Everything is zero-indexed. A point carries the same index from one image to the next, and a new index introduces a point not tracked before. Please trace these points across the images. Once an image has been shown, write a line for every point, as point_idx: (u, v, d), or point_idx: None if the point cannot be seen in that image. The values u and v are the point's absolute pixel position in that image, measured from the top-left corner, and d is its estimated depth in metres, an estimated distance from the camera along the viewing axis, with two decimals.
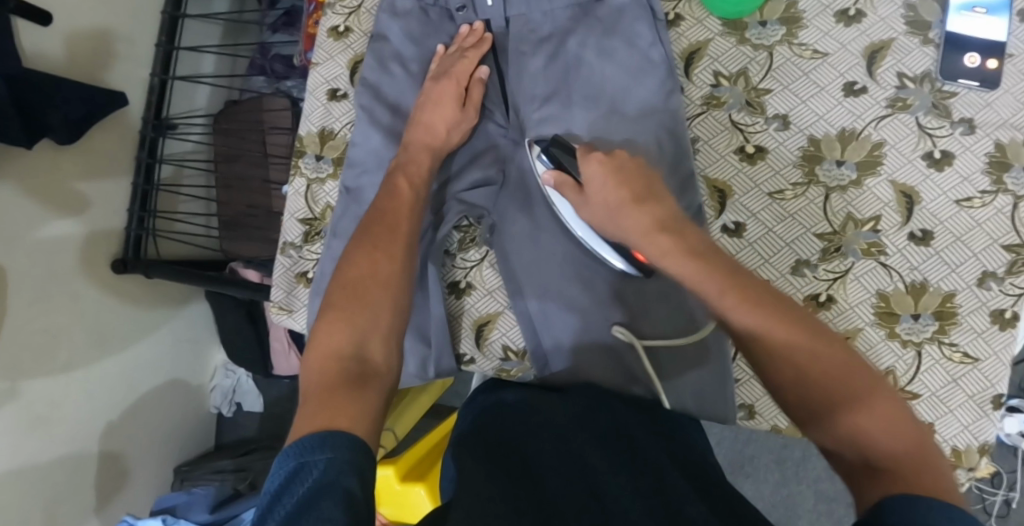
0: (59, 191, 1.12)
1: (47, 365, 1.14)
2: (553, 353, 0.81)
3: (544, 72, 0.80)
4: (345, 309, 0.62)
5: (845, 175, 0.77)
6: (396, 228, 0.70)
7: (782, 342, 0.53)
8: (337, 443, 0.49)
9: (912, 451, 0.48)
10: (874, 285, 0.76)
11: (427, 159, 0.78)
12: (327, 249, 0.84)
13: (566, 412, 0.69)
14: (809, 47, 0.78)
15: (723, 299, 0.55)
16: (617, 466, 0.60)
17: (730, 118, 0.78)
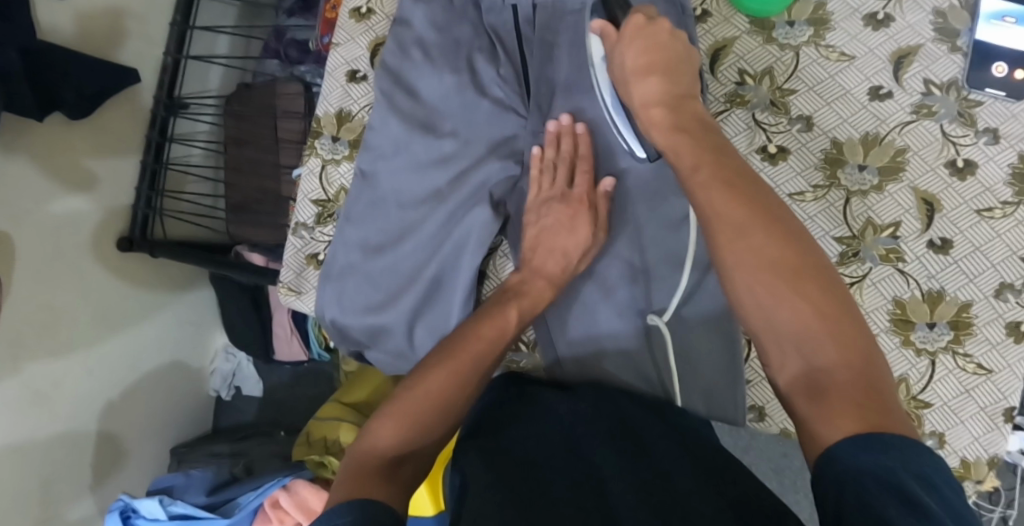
0: (68, 165, 1.11)
1: (50, 341, 1.13)
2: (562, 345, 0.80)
3: (581, 96, 0.78)
4: (409, 399, 0.62)
5: (867, 179, 0.76)
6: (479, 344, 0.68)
7: (754, 250, 0.51)
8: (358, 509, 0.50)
9: (860, 377, 0.46)
10: (891, 292, 0.76)
11: (548, 292, 0.74)
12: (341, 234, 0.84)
13: (578, 409, 0.68)
14: (836, 49, 0.77)
15: (708, 204, 0.54)
16: (623, 458, 0.60)
17: (754, 117, 0.77)
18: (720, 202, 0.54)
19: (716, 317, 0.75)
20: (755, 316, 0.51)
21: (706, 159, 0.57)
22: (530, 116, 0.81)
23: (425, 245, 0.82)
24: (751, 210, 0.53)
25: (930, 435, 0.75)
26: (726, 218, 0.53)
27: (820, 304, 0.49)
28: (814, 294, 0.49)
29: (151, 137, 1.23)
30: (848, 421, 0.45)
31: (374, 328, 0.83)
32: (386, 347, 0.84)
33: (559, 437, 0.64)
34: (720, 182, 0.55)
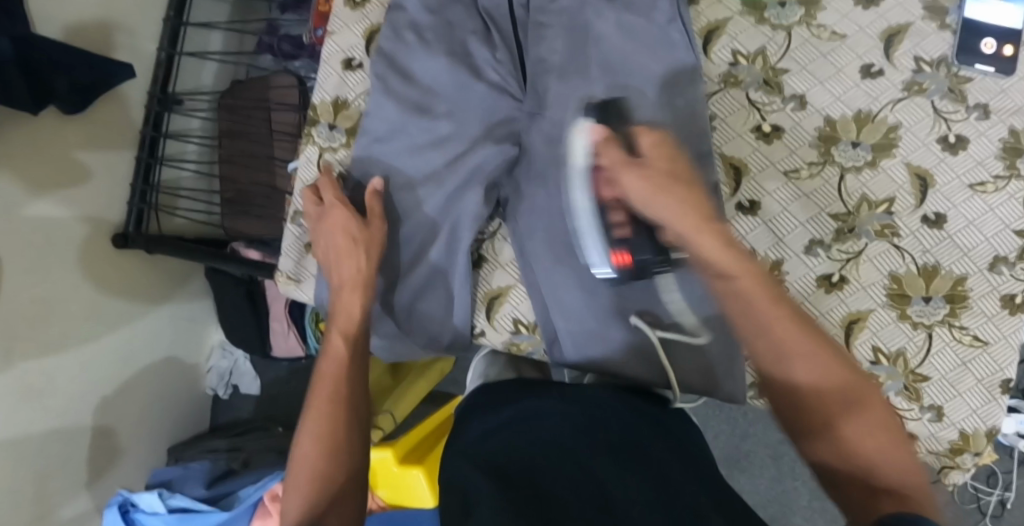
0: (60, 158, 1.11)
1: (45, 335, 1.12)
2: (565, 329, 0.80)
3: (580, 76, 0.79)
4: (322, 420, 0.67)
5: (860, 156, 0.77)
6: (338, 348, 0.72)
7: (815, 370, 0.54)
8: None
9: (910, 473, 0.51)
10: (886, 267, 0.76)
11: (359, 304, 0.76)
12: None
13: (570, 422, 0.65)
14: (828, 28, 0.78)
15: (780, 330, 0.55)
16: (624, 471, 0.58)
17: (748, 97, 0.78)
18: (778, 326, 0.55)
19: (711, 297, 0.77)
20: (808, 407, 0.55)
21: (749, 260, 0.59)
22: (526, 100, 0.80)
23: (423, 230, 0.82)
24: (805, 324, 0.56)
25: (929, 408, 0.76)
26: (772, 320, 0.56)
27: (876, 415, 0.54)
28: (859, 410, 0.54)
29: (146, 133, 1.24)
30: (903, 505, 0.48)
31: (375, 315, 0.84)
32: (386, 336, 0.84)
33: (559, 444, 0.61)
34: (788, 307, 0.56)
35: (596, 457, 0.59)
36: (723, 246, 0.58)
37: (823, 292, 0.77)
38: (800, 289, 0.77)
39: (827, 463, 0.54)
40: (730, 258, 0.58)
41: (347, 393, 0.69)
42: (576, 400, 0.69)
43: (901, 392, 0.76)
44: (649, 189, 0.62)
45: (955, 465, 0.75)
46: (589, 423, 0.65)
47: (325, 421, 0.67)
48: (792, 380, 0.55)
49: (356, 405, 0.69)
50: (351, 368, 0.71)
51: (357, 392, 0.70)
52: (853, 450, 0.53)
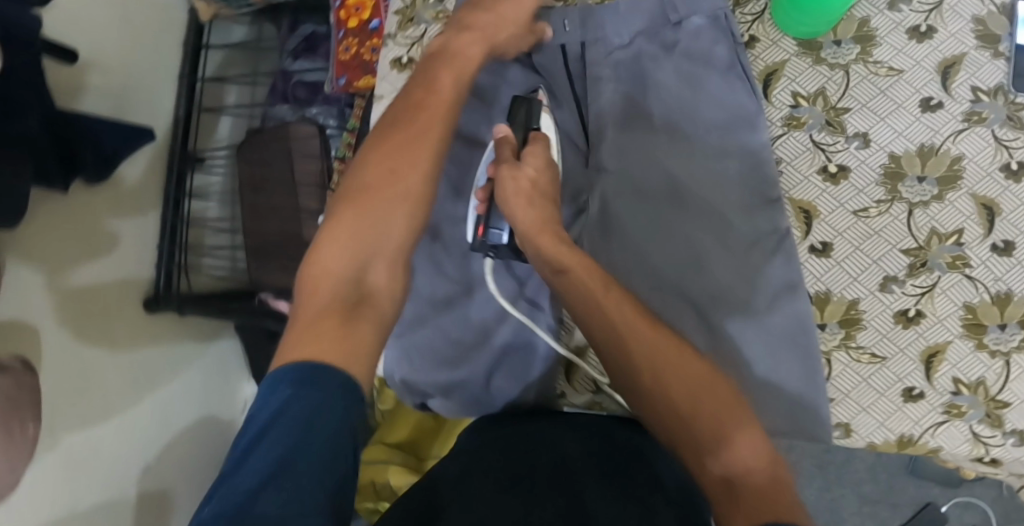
0: (88, 227, 1.08)
1: (85, 407, 1.09)
2: None
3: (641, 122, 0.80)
4: (371, 214, 0.65)
5: (927, 190, 0.78)
6: (416, 141, 0.69)
7: (691, 395, 0.62)
8: (316, 386, 0.54)
9: (773, 485, 0.56)
10: (961, 298, 0.77)
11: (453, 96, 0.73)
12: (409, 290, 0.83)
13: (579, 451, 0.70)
14: (885, 64, 0.78)
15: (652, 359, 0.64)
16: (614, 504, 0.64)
17: (812, 139, 0.78)
18: (662, 361, 0.64)
19: (795, 343, 0.76)
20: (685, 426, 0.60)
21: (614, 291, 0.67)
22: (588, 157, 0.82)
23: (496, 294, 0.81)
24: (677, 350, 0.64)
25: (1012, 434, 0.77)
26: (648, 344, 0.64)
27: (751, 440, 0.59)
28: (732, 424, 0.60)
29: (169, 193, 1.21)
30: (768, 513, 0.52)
31: (450, 384, 0.83)
32: (462, 404, 0.83)
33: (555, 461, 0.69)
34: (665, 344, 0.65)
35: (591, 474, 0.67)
36: (558, 248, 0.69)
37: (901, 328, 0.77)
38: (879, 326, 0.77)
39: (707, 470, 0.58)
40: (583, 267, 0.68)
41: (406, 195, 0.67)
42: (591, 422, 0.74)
43: (983, 419, 0.77)
44: (514, 195, 0.72)
45: None
46: (603, 444, 0.71)
47: (381, 215, 0.66)
48: (675, 411, 0.61)
49: (414, 213, 0.68)
50: (423, 175, 0.68)
51: (417, 208, 0.68)
52: (726, 464, 0.58)
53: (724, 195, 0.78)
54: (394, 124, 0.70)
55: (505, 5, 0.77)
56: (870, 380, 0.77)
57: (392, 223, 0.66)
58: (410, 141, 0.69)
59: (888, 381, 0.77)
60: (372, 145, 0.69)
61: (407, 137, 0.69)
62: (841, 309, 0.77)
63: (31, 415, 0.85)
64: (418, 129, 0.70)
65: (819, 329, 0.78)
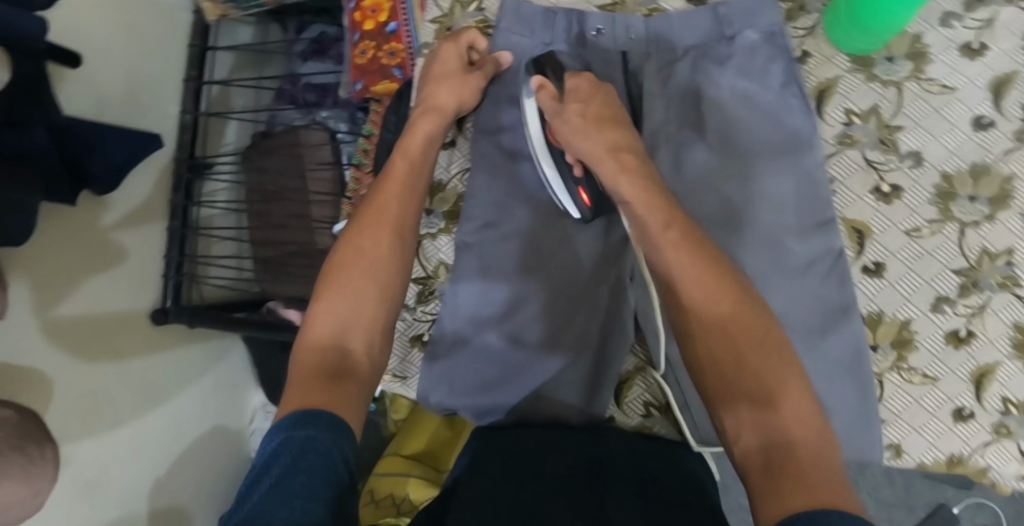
0: (97, 240, 1.03)
1: (94, 427, 1.04)
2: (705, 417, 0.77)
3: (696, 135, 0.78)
4: (354, 276, 0.70)
5: (978, 210, 0.77)
6: (387, 220, 0.74)
7: (733, 349, 0.58)
8: (310, 427, 0.57)
9: (815, 453, 0.52)
10: (1012, 318, 0.77)
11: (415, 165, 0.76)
12: (452, 312, 0.80)
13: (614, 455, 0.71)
14: (938, 82, 0.77)
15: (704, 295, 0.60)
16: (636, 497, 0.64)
17: (864, 157, 0.77)
18: (715, 309, 0.59)
19: (844, 364, 0.76)
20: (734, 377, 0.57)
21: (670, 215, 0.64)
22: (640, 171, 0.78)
23: (545, 315, 0.78)
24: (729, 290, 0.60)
25: None
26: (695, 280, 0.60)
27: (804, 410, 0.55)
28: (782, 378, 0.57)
29: (176, 202, 1.15)
30: (806, 494, 0.49)
31: (493, 407, 0.79)
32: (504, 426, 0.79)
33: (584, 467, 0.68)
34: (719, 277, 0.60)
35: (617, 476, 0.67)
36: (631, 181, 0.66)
37: (952, 348, 0.77)
38: (930, 347, 0.77)
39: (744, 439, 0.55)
40: (643, 200, 0.65)
41: (382, 265, 0.72)
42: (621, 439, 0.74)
43: None
44: (590, 128, 0.70)
45: None
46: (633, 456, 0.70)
47: (359, 288, 0.70)
48: (719, 363, 0.58)
49: (390, 281, 0.72)
50: (397, 247, 0.73)
51: (393, 279, 0.72)
52: (771, 429, 0.54)
53: (778, 216, 0.76)
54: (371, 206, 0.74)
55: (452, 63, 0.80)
56: (920, 401, 0.77)
57: (369, 293, 0.70)
58: (383, 219, 0.73)
59: (939, 401, 0.77)
60: (353, 225, 0.73)
61: (382, 216, 0.73)
62: (894, 330, 0.77)
63: (45, 438, 0.81)
64: (393, 208, 0.74)
65: (872, 350, 0.77)
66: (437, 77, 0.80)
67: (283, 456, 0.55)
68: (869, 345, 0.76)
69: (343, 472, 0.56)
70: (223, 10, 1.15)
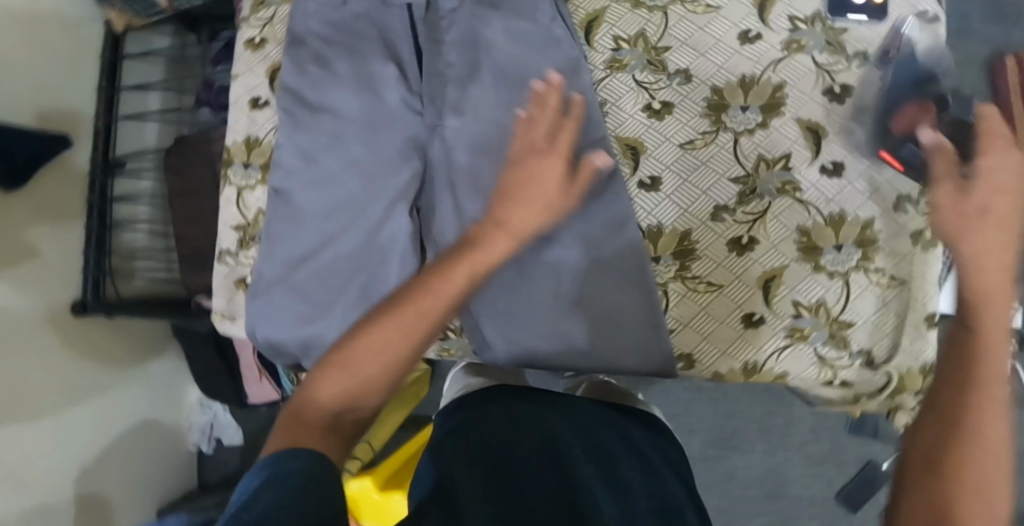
0: (10, 240, 1.12)
1: (14, 414, 1.11)
2: (496, 335, 0.81)
3: (475, 73, 0.82)
4: (384, 343, 0.63)
5: (751, 119, 0.79)
6: (425, 311, 0.65)
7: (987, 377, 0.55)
8: (288, 463, 0.52)
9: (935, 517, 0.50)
10: (795, 222, 0.78)
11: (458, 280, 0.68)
12: (266, 255, 0.85)
13: (585, 421, 0.72)
14: (702, 3, 0.81)
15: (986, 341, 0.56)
16: (600, 463, 0.65)
17: (634, 78, 0.80)
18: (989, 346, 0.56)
19: (631, 277, 0.78)
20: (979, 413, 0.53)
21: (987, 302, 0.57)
22: (426, 112, 0.83)
23: (350, 252, 0.83)
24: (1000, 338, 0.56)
25: (859, 354, 0.77)
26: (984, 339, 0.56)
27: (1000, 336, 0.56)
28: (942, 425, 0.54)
29: (92, 201, 1.26)
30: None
31: (309, 338, 0.84)
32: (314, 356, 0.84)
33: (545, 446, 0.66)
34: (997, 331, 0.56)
35: (576, 446, 0.66)
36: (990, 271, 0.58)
37: (735, 255, 0.78)
38: (713, 255, 0.78)
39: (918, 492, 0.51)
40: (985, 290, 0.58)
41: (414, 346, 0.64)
42: (578, 415, 0.72)
43: (828, 341, 0.77)
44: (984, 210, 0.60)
45: (897, 406, 0.78)
46: (587, 436, 0.69)
47: (371, 368, 0.62)
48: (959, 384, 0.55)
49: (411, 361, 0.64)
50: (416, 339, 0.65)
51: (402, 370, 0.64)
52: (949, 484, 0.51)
53: None
54: (414, 291, 0.66)
55: (549, 169, 0.73)
56: (708, 308, 0.78)
57: (376, 376, 0.62)
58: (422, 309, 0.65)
59: (727, 308, 0.78)
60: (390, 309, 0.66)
61: (421, 300, 0.65)
62: (674, 241, 0.79)
63: None
64: (433, 294, 0.66)
65: (654, 262, 0.79)
66: (529, 173, 0.73)
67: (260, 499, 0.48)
68: (645, 256, 0.78)
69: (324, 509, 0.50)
70: (128, 20, 1.28)
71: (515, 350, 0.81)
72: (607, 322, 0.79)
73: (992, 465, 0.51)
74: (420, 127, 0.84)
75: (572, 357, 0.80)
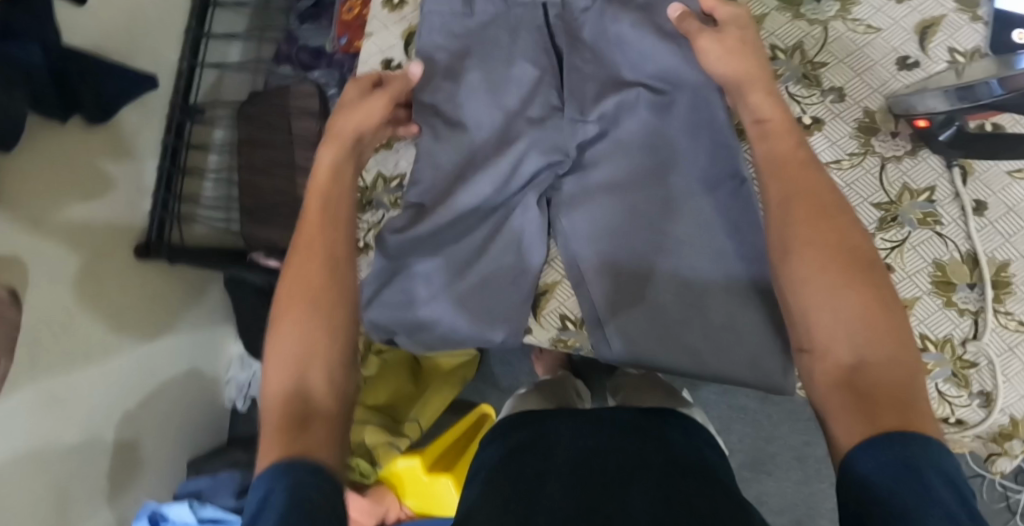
0: (82, 172, 1.10)
1: (65, 348, 1.10)
2: (612, 333, 0.79)
3: (620, 67, 0.81)
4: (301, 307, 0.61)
5: (900, 145, 0.78)
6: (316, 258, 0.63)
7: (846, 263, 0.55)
8: (302, 472, 0.51)
9: (900, 384, 0.50)
10: (930, 255, 0.77)
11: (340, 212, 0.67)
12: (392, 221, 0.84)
13: (621, 413, 0.74)
14: (863, 23, 0.80)
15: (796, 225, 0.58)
16: (637, 450, 0.67)
17: (787, 90, 0.80)
18: (797, 227, 0.58)
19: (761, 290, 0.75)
20: (813, 306, 0.55)
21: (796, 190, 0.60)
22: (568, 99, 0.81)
23: (477, 231, 0.83)
24: (830, 218, 0.58)
25: (977, 394, 0.76)
26: (802, 240, 0.58)
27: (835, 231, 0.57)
28: (834, 281, 0.55)
29: (167, 143, 1.22)
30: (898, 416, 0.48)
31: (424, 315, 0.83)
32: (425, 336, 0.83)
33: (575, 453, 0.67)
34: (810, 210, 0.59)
35: (606, 437, 0.69)
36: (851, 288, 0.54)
37: None
38: None
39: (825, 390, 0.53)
40: (837, 264, 0.55)
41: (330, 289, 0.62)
42: (606, 420, 0.72)
43: (949, 378, 0.77)
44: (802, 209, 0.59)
45: (1003, 451, 0.77)
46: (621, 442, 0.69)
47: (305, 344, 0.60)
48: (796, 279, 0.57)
49: (344, 301, 0.62)
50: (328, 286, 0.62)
51: (343, 282, 0.63)
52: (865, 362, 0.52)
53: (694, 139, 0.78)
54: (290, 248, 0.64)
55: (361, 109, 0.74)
56: None
57: (320, 335, 0.60)
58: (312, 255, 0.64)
59: None
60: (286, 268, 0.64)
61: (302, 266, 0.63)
62: None
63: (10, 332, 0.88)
64: (312, 247, 0.64)
65: None
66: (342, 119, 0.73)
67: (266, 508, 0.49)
68: None
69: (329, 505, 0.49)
70: None
71: (632, 355, 0.79)
72: (727, 333, 0.76)
73: (849, 291, 0.54)
74: (560, 117, 0.82)
75: (688, 363, 0.78)
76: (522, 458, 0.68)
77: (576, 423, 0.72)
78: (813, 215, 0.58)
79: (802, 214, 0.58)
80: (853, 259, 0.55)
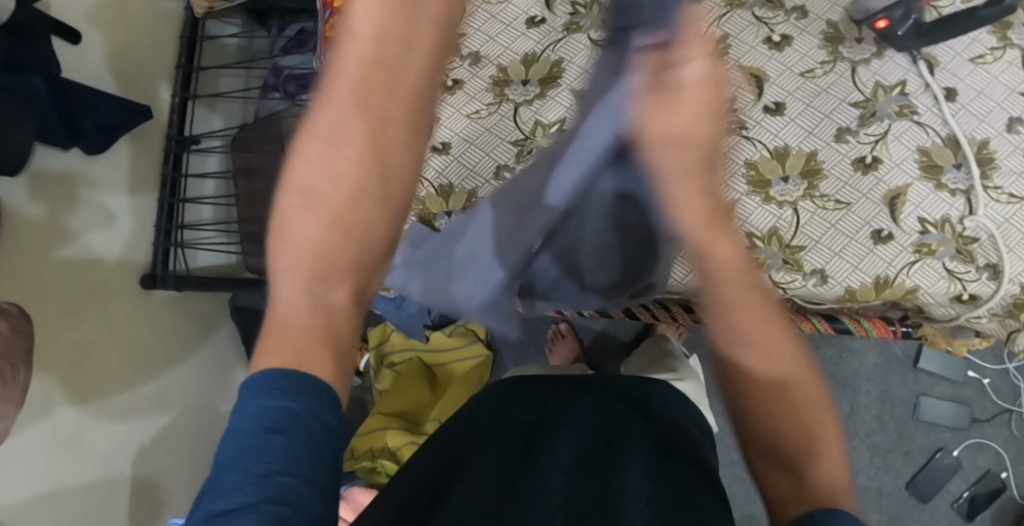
0: (87, 203, 1.11)
1: (79, 383, 1.08)
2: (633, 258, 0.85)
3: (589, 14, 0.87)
4: (323, 217, 0.64)
5: (866, 49, 0.83)
6: (345, 172, 0.66)
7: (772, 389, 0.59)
8: (297, 392, 0.51)
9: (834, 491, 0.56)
10: (914, 142, 0.81)
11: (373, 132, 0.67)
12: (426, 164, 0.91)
13: (634, 425, 0.79)
14: None
15: (735, 310, 0.59)
16: (646, 464, 0.73)
17: (754, 14, 0.85)
18: (756, 318, 0.59)
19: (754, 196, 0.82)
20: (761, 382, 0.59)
21: (734, 280, 0.60)
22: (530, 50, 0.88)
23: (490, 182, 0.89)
24: (764, 312, 0.60)
25: (986, 268, 0.79)
26: (752, 334, 0.59)
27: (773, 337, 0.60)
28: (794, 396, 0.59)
29: (166, 174, 1.25)
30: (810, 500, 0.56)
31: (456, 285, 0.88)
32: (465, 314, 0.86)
33: (572, 456, 0.72)
34: (748, 304, 0.60)
35: (616, 447, 0.75)
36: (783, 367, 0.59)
37: (860, 175, 0.81)
38: (839, 175, 0.81)
39: (776, 485, 0.58)
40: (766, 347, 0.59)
41: (351, 204, 0.65)
42: (617, 429, 0.77)
43: (955, 256, 0.79)
44: (741, 306, 0.60)
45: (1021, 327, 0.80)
46: (601, 466, 0.72)
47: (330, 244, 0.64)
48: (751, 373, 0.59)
49: (369, 219, 0.67)
50: (358, 211, 0.66)
51: (364, 208, 0.66)
52: (801, 469, 0.57)
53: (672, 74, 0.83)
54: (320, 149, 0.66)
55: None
56: (838, 226, 0.80)
57: (337, 249, 0.63)
58: (347, 168, 0.66)
59: (856, 225, 0.80)
60: (311, 166, 0.66)
61: (331, 150, 0.66)
62: (801, 161, 0.82)
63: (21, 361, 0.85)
64: (347, 180, 0.66)
65: (783, 182, 0.82)
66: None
67: (259, 427, 0.48)
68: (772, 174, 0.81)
69: (332, 457, 0.51)
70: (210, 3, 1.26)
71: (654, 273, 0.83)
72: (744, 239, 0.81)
73: (807, 413, 0.59)
74: None
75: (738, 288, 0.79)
76: (524, 449, 0.73)
77: (588, 422, 0.78)
78: (757, 310, 0.60)
79: (741, 306, 0.60)
80: (769, 325, 0.60)
